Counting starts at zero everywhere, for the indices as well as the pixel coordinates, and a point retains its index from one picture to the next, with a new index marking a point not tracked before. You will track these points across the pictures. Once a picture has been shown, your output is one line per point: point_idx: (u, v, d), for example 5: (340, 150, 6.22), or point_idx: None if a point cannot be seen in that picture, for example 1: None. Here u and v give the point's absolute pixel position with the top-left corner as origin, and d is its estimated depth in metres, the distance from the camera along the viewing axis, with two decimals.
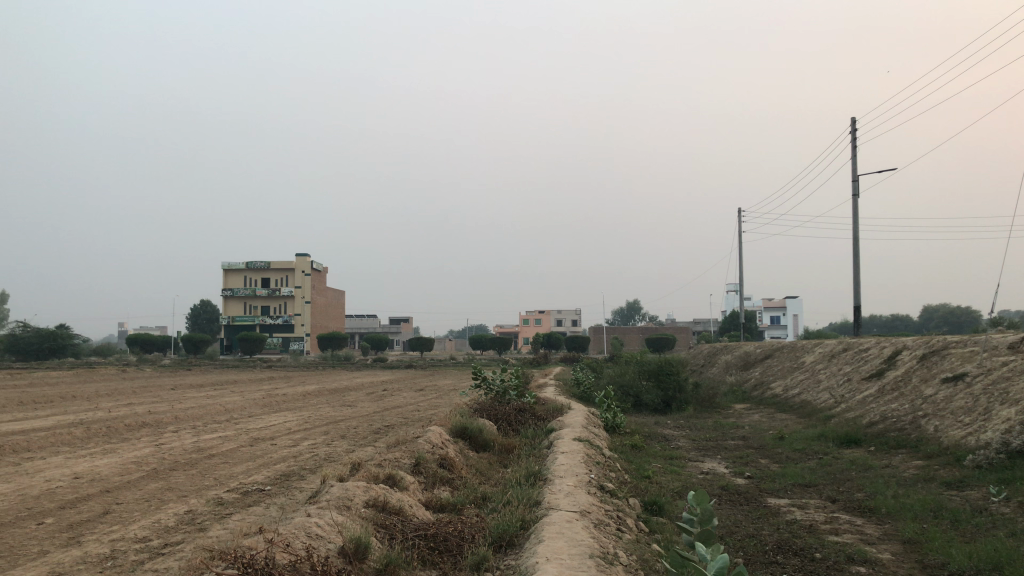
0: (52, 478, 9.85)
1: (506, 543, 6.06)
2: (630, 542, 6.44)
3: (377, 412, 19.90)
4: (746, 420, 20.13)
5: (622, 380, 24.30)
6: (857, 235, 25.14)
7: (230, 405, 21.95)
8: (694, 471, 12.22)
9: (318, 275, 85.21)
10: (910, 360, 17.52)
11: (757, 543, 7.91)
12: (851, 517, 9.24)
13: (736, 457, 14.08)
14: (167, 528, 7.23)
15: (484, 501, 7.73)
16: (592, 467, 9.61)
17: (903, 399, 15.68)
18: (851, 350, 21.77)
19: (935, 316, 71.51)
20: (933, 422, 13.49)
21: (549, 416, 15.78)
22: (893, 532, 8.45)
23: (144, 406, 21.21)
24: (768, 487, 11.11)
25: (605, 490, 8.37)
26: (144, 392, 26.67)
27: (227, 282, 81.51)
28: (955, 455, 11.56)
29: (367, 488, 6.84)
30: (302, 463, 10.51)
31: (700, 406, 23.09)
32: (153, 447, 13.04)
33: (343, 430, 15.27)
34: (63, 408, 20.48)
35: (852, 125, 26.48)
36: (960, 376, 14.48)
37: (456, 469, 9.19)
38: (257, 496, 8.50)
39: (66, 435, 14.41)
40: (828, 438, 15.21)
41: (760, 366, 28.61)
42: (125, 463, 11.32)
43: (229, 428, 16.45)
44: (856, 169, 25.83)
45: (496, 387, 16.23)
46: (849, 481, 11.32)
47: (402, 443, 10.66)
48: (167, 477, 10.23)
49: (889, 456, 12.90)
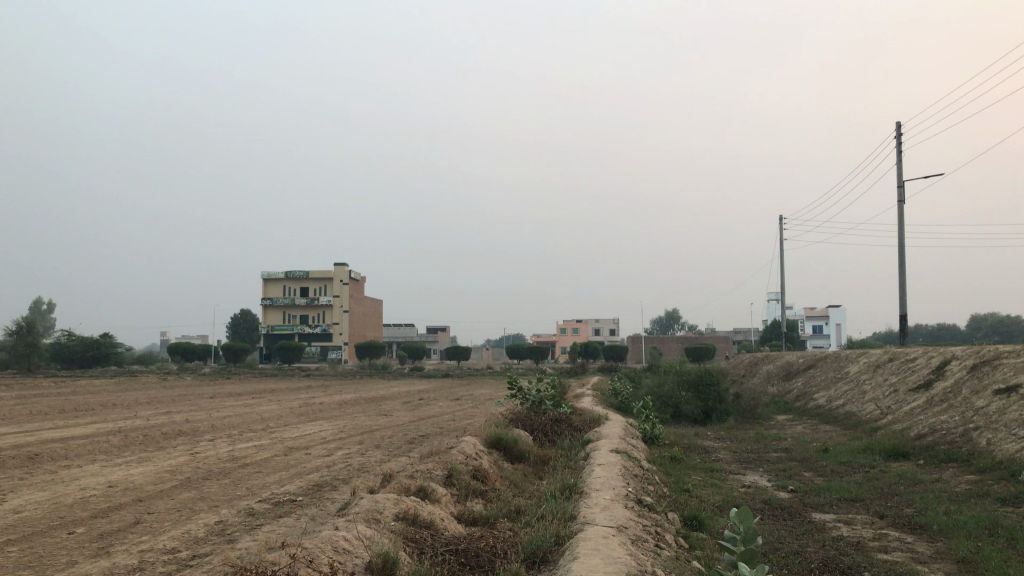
0: (87, 487, 9.85)
1: (540, 560, 5.84)
2: (670, 560, 6.18)
3: (412, 421, 19.82)
4: (789, 432, 19.68)
5: (661, 390, 23.93)
6: (903, 242, 24.51)
7: (267, 413, 22.04)
8: (735, 484, 11.89)
9: (356, 285, 85.82)
10: (959, 371, 16.95)
11: (802, 561, 7.59)
12: (900, 534, 8.86)
13: (778, 469, 13.70)
14: (196, 538, 7.15)
15: (519, 515, 7.53)
16: (630, 480, 9.34)
17: (953, 411, 15.16)
18: (897, 360, 21.18)
19: (984, 325, 69.67)
20: (985, 435, 12.98)
21: (586, 426, 15.54)
22: (946, 551, 8.05)
23: (182, 414, 21.36)
24: (813, 502, 10.73)
25: (643, 504, 8.11)
26: (184, 401, 26.93)
27: (266, 291, 82.44)
28: (1008, 470, 11.09)
29: (398, 500, 6.66)
30: (335, 474, 10.39)
31: (741, 417, 22.64)
32: (188, 456, 13.07)
33: (377, 440, 15.18)
34: (103, 415, 20.72)
35: (897, 128, 25.90)
36: (1013, 387, 13.93)
37: (490, 481, 8.98)
38: (288, 507, 8.40)
39: (103, 443, 14.48)
40: (874, 451, 14.74)
41: (803, 377, 27.99)
42: (159, 471, 11.32)
43: (264, 436, 16.45)
44: (900, 176, 25.24)
45: (532, 396, 16.00)
46: (898, 496, 10.90)
47: (436, 454, 10.49)
48: (200, 486, 10.16)
49: (940, 471, 12.43)
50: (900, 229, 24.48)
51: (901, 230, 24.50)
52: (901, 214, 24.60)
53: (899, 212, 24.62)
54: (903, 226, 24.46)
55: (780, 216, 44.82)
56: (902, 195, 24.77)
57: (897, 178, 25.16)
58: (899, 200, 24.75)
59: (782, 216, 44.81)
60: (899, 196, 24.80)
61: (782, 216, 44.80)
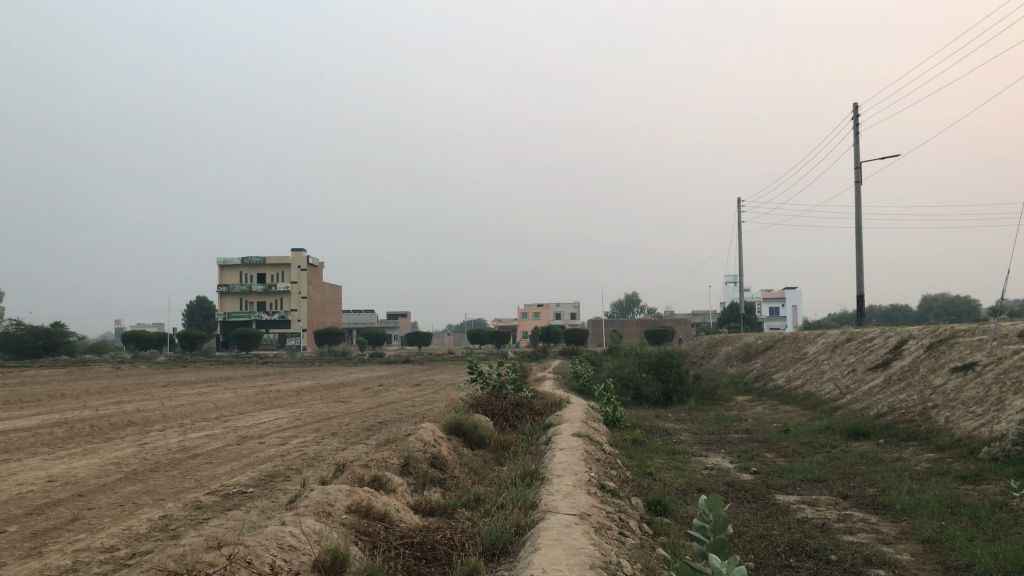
0: (24, 482, 9.39)
1: (499, 552, 5.58)
2: (634, 549, 5.96)
3: (371, 408, 19.43)
4: (749, 413, 19.76)
5: (622, 372, 23.84)
6: (860, 223, 24.65)
7: (222, 402, 21.52)
8: (698, 467, 11.77)
9: (315, 272, 84.78)
10: (917, 350, 17.05)
11: (768, 545, 7.42)
12: (864, 514, 8.77)
13: (740, 451, 13.63)
14: (138, 535, 6.78)
15: (478, 504, 7.26)
16: (592, 465, 9.13)
17: (911, 390, 15.22)
18: (855, 340, 21.31)
19: (935, 306, 71.21)
20: (944, 413, 13.04)
21: (548, 411, 15.30)
22: (910, 531, 7.96)
23: (133, 404, 20.72)
24: (776, 484, 10.63)
25: (606, 490, 7.89)
26: (136, 389, 26.22)
27: (222, 278, 81.01)
28: (968, 448, 11.09)
29: (350, 491, 6.34)
30: (289, 463, 10.03)
31: (701, 399, 22.67)
32: (136, 448, 12.57)
33: (333, 427, 14.81)
34: (50, 406, 20.02)
35: (855, 110, 26.02)
36: (970, 365, 14.02)
37: (449, 468, 8.70)
38: (238, 499, 8.06)
39: (47, 435, 13.91)
40: (835, 431, 14.72)
41: (763, 357, 28.08)
42: (104, 464, 10.84)
43: (217, 426, 15.95)
44: (857, 157, 25.35)
45: (493, 381, 15.73)
46: (861, 476, 10.87)
47: (393, 441, 10.18)
48: (146, 479, 9.74)
49: (900, 449, 12.43)
50: (857, 209, 24.59)
51: (858, 211, 24.64)
52: (858, 195, 24.74)
53: (856, 193, 24.74)
54: (860, 207, 24.59)
55: (738, 198, 44.94)
56: (859, 176, 24.91)
57: (855, 159, 25.26)
58: (856, 180, 24.87)
59: (740, 198, 44.94)
60: (856, 177, 24.91)
61: (740, 198, 44.94)
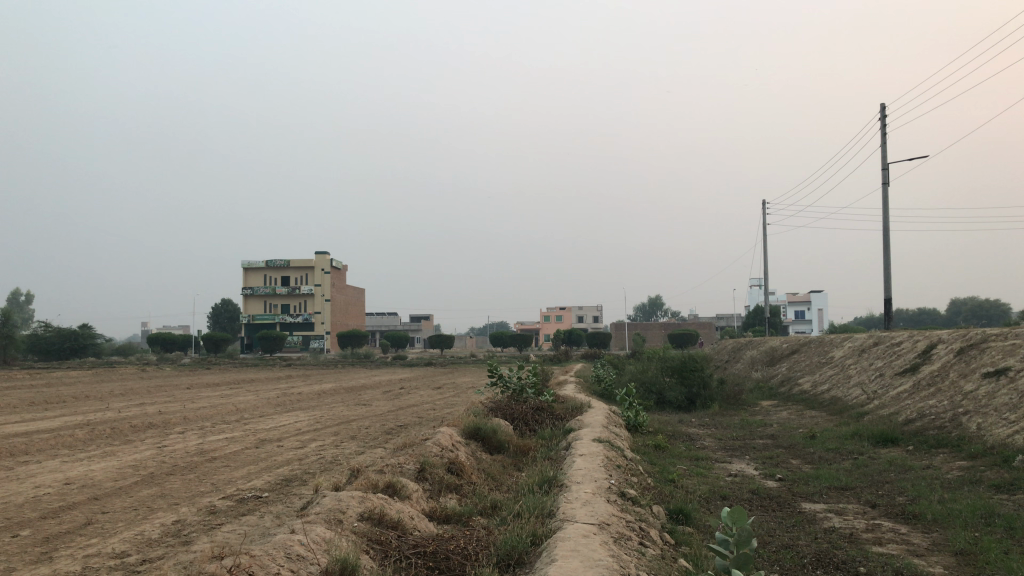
0: (41, 485, 9.35)
1: (515, 562, 5.40)
2: (655, 560, 5.77)
3: (391, 411, 19.32)
4: (773, 418, 19.45)
5: (644, 376, 23.59)
6: (887, 225, 24.22)
7: (243, 404, 21.55)
8: (721, 473, 11.54)
9: (338, 275, 85.15)
10: (946, 355, 16.66)
11: (795, 556, 7.19)
12: (894, 524, 8.51)
13: (765, 457, 13.37)
14: (149, 541, 6.67)
15: (495, 511, 7.11)
16: (612, 471, 8.93)
17: (941, 395, 14.86)
18: (883, 344, 20.92)
19: (964, 309, 70.13)
20: (975, 419, 12.70)
21: (568, 415, 15.11)
22: (942, 542, 7.68)
23: (154, 406, 20.75)
24: (802, 491, 10.37)
25: (626, 497, 7.69)
26: (159, 392, 26.38)
27: (246, 281, 81.52)
28: (1001, 456, 10.77)
29: (363, 497, 6.20)
30: (305, 467, 9.92)
31: (725, 403, 22.36)
32: (155, 450, 12.54)
33: (353, 431, 14.73)
34: (74, 408, 20.13)
35: (881, 110, 25.62)
36: (1002, 371, 13.66)
37: (466, 474, 8.55)
38: (252, 504, 7.97)
39: (68, 437, 13.94)
40: (863, 438, 14.40)
41: (788, 362, 27.70)
42: (122, 467, 10.78)
43: (237, 429, 15.91)
44: (885, 158, 24.94)
45: (513, 384, 15.56)
46: (889, 484, 10.57)
47: (410, 446, 10.03)
48: (162, 483, 9.66)
49: (930, 457, 12.11)
50: (885, 211, 24.16)
51: (885, 214, 24.22)
52: (885, 197, 24.31)
53: (884, 195, 24.33)
54: (887, 209, 24.18)
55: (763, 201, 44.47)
56: (886, 178, 24.49)
57: (882, 161, 24.86)
58: (883, 182, 24.45)
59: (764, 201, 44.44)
60: (884, 179, 24.50)
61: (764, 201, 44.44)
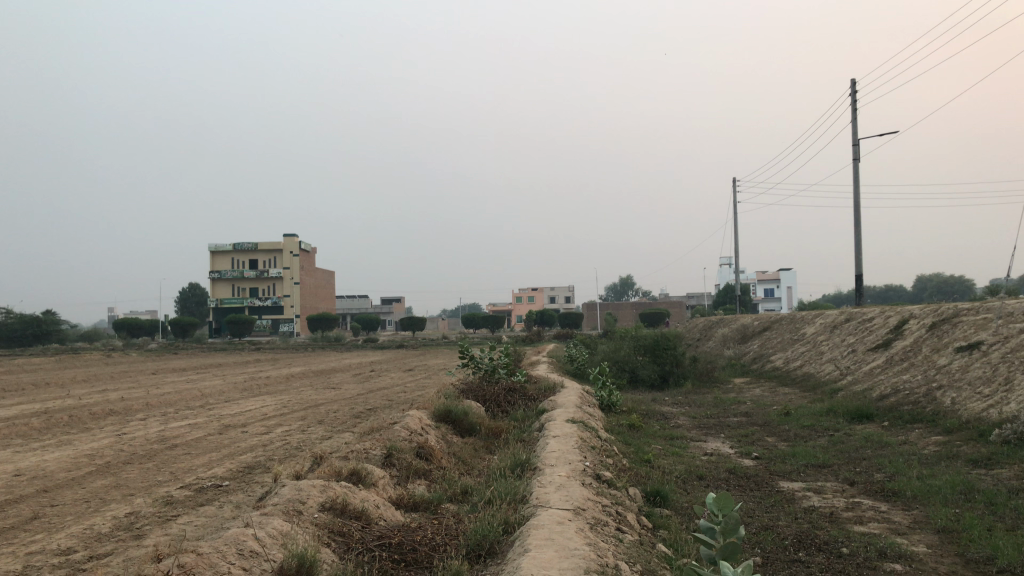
0: None
1: (486, 553, 5.10)
2: (633, 547, 5.49)
3: (361, 395, 18.94)
4: (747, 395, 19.41)
5: (617, 355, 23.40)
6: (858, 201, 24.18)
7: (208, 389, 21.03)
8: (697, 452, 11.33)
9: (308, 258, 84.20)
10: (918, 330, 16.61)
11: (775, 537, 6.97)
12: (874, 502, 8.34)
13: (740, 435, 13.22)
14: (98, 535, 6.29)
15: (465, 498, 6.81)
16: (587, 452, 8.65)
17: (915, 370, 14.79)
18: (854, 320, 20.87)
19: (929, 286, 71.02)
20: (950, 394, 12.61)
21: (541, 395, 14.85)
22: (923, 520, 7.50)
23: (116, 393, 20.18)
24: (780, 469, 10.19)
25: (602, 480, 7.44)
26: (123, 378, 25.77)
27: (214, 264, 80.36)
28: (977, 430, 10.66)
29: (325, 486, 5.85)
30: (270, 454, 9.56)
31: (699, 381, 22.27)
32: (114, 438, 12.10)
33: (321, 415, 14.36)
34: (32, 395, 19.52)
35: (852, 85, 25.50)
36: (975, 345, 13.59)
37: (435, 459, 8.24)
38: (211, 493, 7.59)
39: (22, 425, 13.41)
40: (837, 414, 14.30)
41: (760, 338, 27.72)
42: (77, 456, 10.35)
43: (201, 414, 15.46)
44: (855, 133, 24.86)
45: (485, 365, 15.27)
46: (866, 460, 10.42)
47: (377, 430, 9.70)
48: (118, 472, 9.24)
49: (905, 432, 12.00)
50: (856, 187, 24.11)
51: (856, 189, 24.13)
52: (857, 172, 24.25)
53: (855, 170, 24.26)
54: (858, 184, 24.10)
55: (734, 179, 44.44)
56: (857, 153, 24.41)
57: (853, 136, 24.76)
58: (854, 157, 24.37)
59: (736, 180, 44.38)
60: (855, 154, 24.42)
61: (736, 180, 44.37)
